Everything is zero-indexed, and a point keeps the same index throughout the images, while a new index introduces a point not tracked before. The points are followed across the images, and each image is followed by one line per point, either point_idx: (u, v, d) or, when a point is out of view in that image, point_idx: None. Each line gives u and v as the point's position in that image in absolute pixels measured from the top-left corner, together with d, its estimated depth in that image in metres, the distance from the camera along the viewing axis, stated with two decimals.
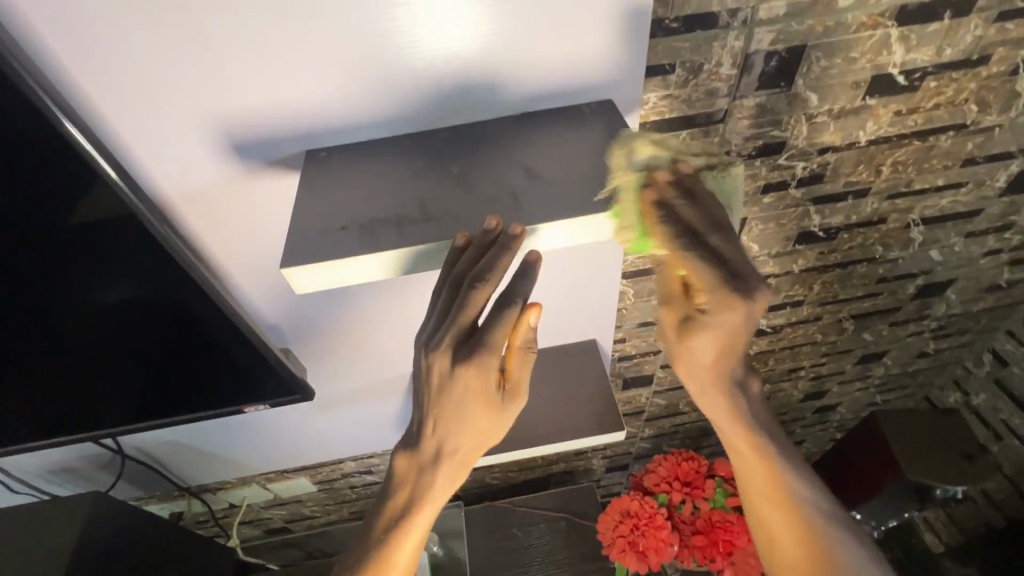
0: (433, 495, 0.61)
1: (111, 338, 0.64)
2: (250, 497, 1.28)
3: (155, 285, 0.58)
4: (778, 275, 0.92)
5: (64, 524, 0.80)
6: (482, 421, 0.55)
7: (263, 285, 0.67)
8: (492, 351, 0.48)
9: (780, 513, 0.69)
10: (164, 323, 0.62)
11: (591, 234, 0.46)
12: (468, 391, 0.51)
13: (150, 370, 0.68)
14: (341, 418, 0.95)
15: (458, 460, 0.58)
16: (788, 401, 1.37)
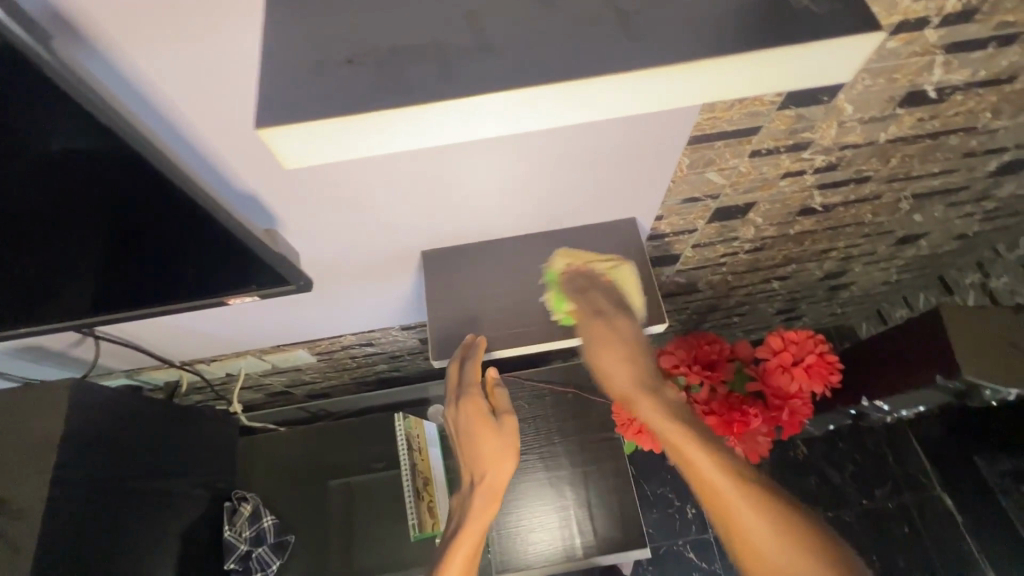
0: (474, 520, 0.74)
1: (28, 219, 0.47)
2: (246, 367, 1.23)
3: (73, 147, 0.40)
4: (858, 146, 0.77)
5: (38, 414, 0.72)
6: (489, 445, 0.76)
7: (230, 146, 0.49)
8: (468, 390, 0.74)
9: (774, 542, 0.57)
10: (99, 198, 0.46)
11: (738, 86, 0.29)
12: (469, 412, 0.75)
13: (96, 254, 0.53)
14: (340, 300, 0.85)
15: (489, 492, 0.76)
16: (806, 280, 1.32)
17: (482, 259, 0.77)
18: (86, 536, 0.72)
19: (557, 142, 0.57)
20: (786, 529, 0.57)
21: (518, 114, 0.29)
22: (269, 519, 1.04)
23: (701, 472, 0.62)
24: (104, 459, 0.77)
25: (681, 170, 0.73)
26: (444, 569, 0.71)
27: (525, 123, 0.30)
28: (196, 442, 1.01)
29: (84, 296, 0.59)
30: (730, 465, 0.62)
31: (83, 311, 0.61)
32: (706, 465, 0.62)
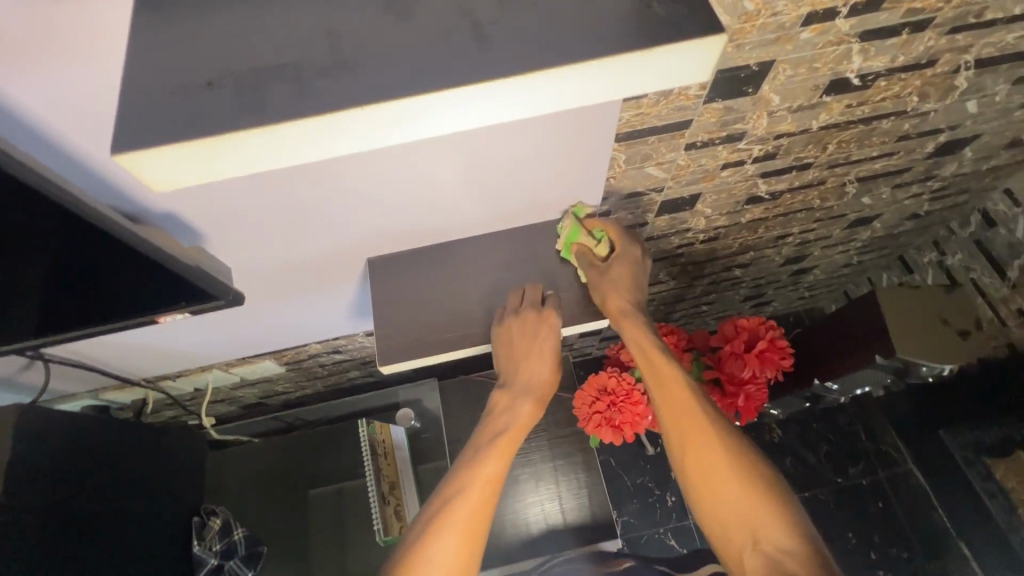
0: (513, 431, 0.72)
1: None
2: (214, 381, 1.23)
3: None
4: (793, 134, 0.78)
5: None
6: (540, 365, 0.74)
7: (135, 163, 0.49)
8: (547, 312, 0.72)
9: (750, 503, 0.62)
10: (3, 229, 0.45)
11: (597, 90, 0.30)
12: (544, 331, 0.72)
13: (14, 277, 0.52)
14: (292, 309, 0.85)
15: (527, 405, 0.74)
16: (768, 266, 1.34)
17: (426, 262, 0.77)
18: (40, 560, 0.72)
19: (473, 143, 0.57)
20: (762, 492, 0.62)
21: (378, 130, 0.29)
22: (240, 531, 1.06)
23: (702, 449, 0.66)
24: (57, 481, 0.77)
25: (619, 166, 0.74)
26: (479, 470, 0.68)
27: (390, 136, 0.30)
28: (158, 460, 1.00)
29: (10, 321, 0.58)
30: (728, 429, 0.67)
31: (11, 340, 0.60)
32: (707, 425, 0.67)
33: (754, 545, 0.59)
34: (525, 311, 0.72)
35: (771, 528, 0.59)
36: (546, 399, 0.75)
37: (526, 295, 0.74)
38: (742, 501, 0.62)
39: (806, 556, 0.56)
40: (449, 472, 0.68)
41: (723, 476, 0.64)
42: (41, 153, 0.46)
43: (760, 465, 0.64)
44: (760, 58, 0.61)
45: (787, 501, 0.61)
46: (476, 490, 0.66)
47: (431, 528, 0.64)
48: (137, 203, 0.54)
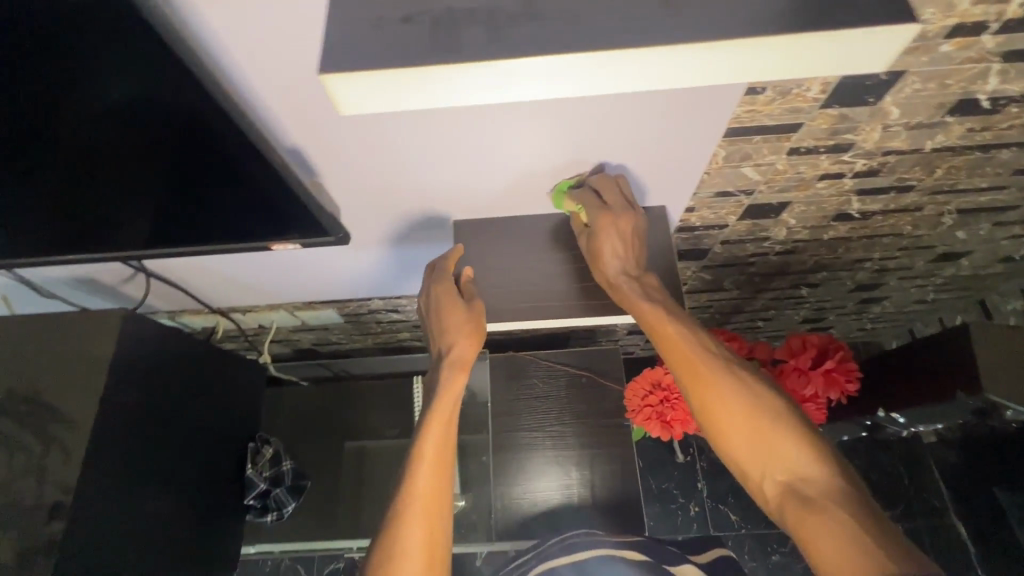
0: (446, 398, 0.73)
1: (105, 163, 0.53)
2: (279, 321, 1.30)
3: (150, 92, 0.46)
4: (903, 153, 0.75)
5: (95, 337, 0.78)
6: (453, 320, 0.75)
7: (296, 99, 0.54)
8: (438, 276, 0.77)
9: (747, 427, 0.63)
10: (174, 145, 0.52)
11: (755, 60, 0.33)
12: (442, 298, 0.76)
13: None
14: (374, 258, 0.90)
15: (453, 363, 0.74)
16: (836, 289, 1.30)
17: (509, 231, 0.81)
18: (127, 451, 0.79)
19: (581, 116, 0.60)
20: (755, 418, 0.63)
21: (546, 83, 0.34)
22: (287, 463, 1.13)
23: (701, 378, 0.67)
24: (145, 386, 0.83)
25: (716, 162, 0.74)
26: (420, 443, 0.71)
27: (559, 84, 0.35)
28: (227, 384, 1.07)
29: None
30: (718, 361, 0.68)
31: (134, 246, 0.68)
32: (693, 349, 0.68)
33: (773, 476, 0.60)
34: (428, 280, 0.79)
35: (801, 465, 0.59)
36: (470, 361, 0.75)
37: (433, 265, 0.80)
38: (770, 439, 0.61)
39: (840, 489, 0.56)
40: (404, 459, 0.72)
41: (721, 404, 0.65)
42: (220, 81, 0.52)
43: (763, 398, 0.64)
44: (891, 67, 0.60)
45: (800, 425, 0.62)
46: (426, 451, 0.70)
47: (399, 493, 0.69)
48: (280, 137, 0.60)
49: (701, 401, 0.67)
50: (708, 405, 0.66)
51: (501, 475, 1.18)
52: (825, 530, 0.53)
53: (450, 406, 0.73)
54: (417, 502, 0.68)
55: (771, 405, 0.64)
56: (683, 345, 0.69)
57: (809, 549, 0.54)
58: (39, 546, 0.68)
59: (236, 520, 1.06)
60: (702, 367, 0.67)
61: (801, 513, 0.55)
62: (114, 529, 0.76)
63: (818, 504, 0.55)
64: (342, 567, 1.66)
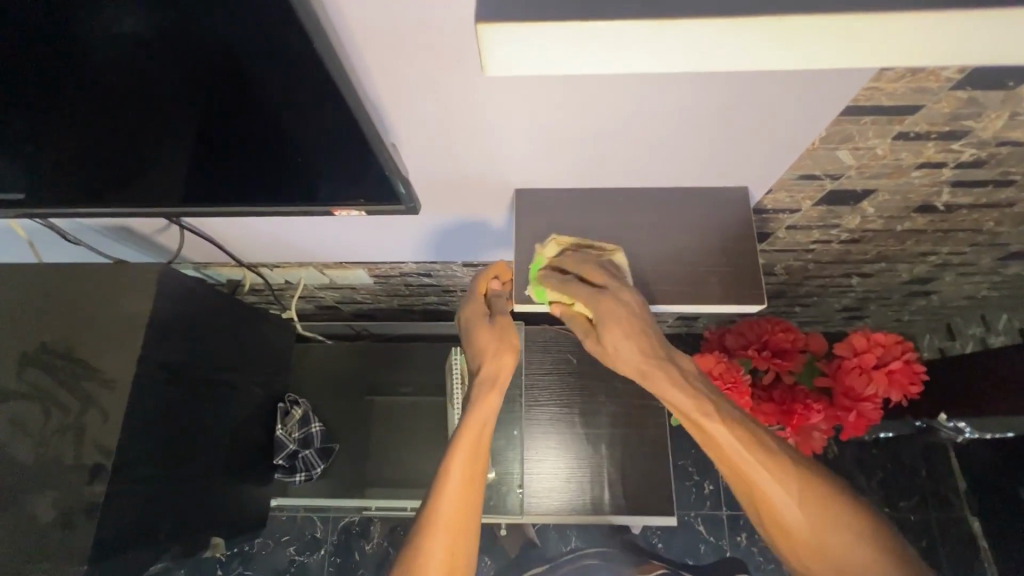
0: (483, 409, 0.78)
1: (183, 104, 0.52)
2: (306, 278, 1.25)
3: (240, 30, 0.43)
4: (1020, 144, 0.68)
5: (131, 291, 0.73)
6: (484, 337, 0.83)
7: (390, 55, 0.49)
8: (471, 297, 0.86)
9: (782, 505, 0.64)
10: (260, 93, 0.50)
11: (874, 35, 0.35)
12: (475, 323, 0.85)
13: (212, 109, 0.53)
14: (424, 224, 0.84)
15: (487, 379, 0.81)
16: (889, 280, 1.24)
17: (577, 204, 0.76)
18: (164, 411, 0.76)
19: (702, 88, 0.53)
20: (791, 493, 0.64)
21: (684, 38, 0.36)
22: (316, 426, 1.09)
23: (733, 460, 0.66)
24: (180, 345, 0.80)
25: (814, 143, 0.67)
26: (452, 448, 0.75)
27: (687, 43, 0.36)
28: (258, 342, 1.04)
29: (185, 153, 0.59)
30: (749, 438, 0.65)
31: (191, 193, 0.66)
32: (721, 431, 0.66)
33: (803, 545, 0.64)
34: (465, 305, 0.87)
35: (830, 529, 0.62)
36: (501, 379, 0.81)
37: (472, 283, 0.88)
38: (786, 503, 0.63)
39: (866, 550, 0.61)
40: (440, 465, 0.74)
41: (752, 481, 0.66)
42: None
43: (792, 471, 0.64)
44: None
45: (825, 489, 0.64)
46: (456, 463, 0.73)
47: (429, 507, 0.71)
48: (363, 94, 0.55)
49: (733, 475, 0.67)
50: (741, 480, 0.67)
51: (527, 448, 1.16)
52: None
53: (486, 415, 0.78)
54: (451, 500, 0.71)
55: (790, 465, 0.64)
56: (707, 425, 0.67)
57: None
58: (80, 506, 0.66)
59: (264, 478, 1.05)
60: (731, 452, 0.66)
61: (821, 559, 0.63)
62: (153, 489, 0.74)
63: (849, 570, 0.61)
64: (356, 520, 1.69)
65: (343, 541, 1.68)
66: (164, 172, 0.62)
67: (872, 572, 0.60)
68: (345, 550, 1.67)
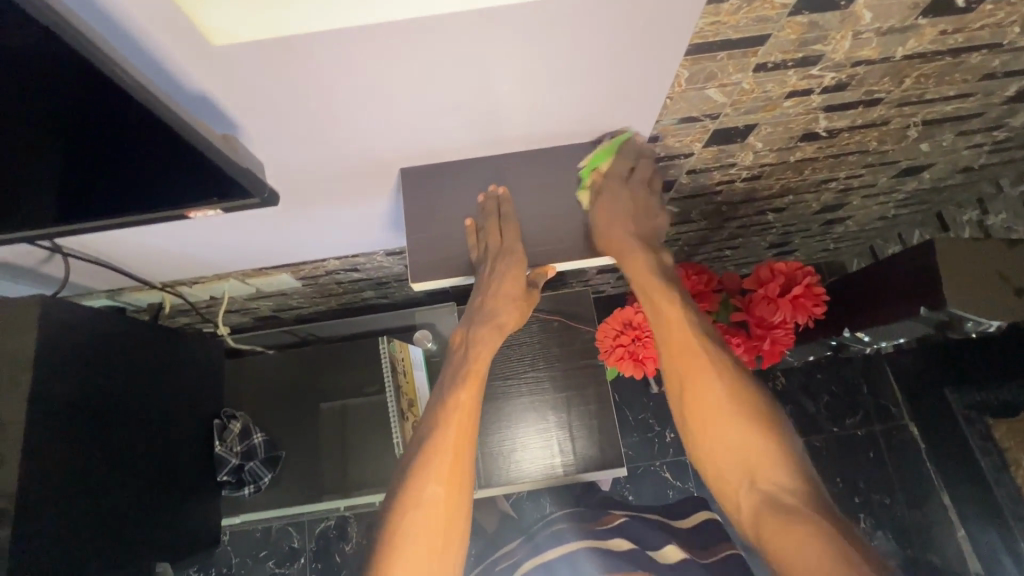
0: (479, 358, 0.80)
1: None
2: (231, 291, 1.21)
3: None
4: (872, 62, 0.71)
5: (12, 330, 0.70)
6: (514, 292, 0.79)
7: (198, 45, 0.48)
8: (508, 245, 0.76)
9: (730, 422, 0.72)
10: (48, 114, 0.45)
11: None
12: (508, 278, 0.76)
13: (53, 151, 0.49)
14: (320, 218, 0.83)
15: (494, 329, 0.81)
16: (803, 212, 1.29)
17: (464, 172, 0.76)
18: (71, 447, 0.73)
19: (530, 37, 0.54)
20: (742, 414, 0.72)
21: None
22: (258, 436, 1.09)
23: (703, 378, 0.75)
24: (81, 376, 0.77)
25: (680, 84, 0.69)
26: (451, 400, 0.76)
27: None
28: (182, 362, 1.01)
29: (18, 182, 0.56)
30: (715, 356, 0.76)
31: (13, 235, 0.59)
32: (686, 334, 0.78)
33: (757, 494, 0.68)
34: (496, 265, 0.76)
35: (768, 465, 0.69)
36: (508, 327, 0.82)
37: (488, 213, 0.76)
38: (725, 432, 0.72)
39: (800, 489, 0.65)
40: (427, 410, 0.78)
41: (710, 388, 0.75)
42: (104, 31, 0.46)
43: (741, 397, 0.73)
44: None
45: (775, 427, 0.71)
46: (454, 416, 0.75)
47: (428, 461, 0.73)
48: (193, 91, 0.54)
49: (696, 397, 0.75)
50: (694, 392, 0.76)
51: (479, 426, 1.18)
52: (802, 539, 0.60)
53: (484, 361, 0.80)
54: (447, 438, 0.73)
55: (773, 419, 0.72)
56: (690, 344, 0.77)
57: (776, 555, 0.62)
58: None
59: (211, 497, 1.04)
60: (711, 373, 0.75)
61: (776, 519, 0.64)
62: (73, 525, 0.72)
63: (790, 515, 0.63)
64: (332, 524, 1.69)
65: (322, 546, 1.67)
66: (30, 229, 0.58)
67: (811, 521, 0.61)
68: (326, 554, 1.67)
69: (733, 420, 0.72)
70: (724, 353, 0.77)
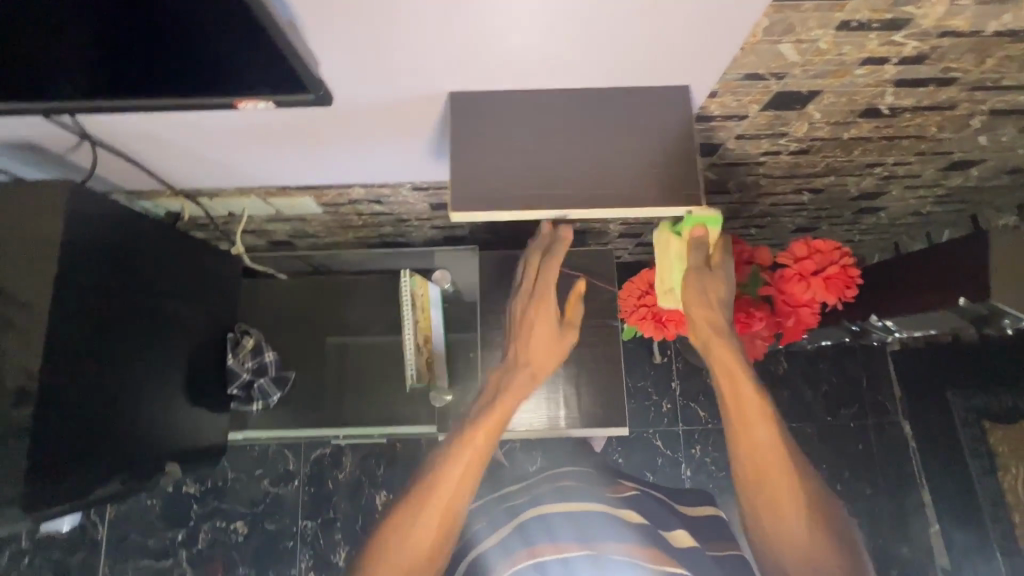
0: (513, 393, 0.81)
1: None
2: (250, 209, 1.19)
3: None
4: (959, 36, 0.67)
5: (41, 213, 0.69)
6: (547, 338, 0.90)
7: None
8: (535, 291, 0.93)
9: (792, 510, 0.64)
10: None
11: None
12: (537, 321, 0.90)
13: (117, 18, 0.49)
14: (358, 138, 0.80)
15: (528, 374, 0.85)
16: (838, 197, 1.26)
17: (516, 105, 0.70)
18: (92, 339, 0.73)
19: None
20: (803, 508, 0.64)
21: None
22: (270, 354, 1.07)
23: (769, 453, 0.67)
24: (101, 270, 0.75)
25: (757, 34, 0.65)
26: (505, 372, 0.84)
27: None
28: (201, 273, 1.00)
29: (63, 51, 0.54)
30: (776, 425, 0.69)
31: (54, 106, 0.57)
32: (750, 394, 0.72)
33: None
34: (523, 303, 0.93)
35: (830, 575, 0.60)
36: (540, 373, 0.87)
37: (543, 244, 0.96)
38: (801, 549, 0.62)
39: None
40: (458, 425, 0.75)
41: (771, 464, 0.66)
42: None
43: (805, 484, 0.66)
44: None
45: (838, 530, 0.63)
46: (485, 420, 0.74)
47: (454, 445, 0.71)
48: None
49: (762, 475, 0.66)
50: (756, 464, 0.67)
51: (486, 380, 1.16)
52: None
53: (524, 377, 0.84)
54: (474, 450, 0.71)
55: (834, 521, 0.64)
56: (756, 408, 0.70)
57: None
58: (10, 430, 0.64)
59: (220, 409, 1.05)
60: (777, 450, 0.67)
61: None
62: (91, 415, 0.72)
63: None
64: (328, 452, 1.74)
65: (316, 472, 1.73)
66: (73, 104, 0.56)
67: None
68: (319, 479, 1.72)
69: (794, 506, 0.64)
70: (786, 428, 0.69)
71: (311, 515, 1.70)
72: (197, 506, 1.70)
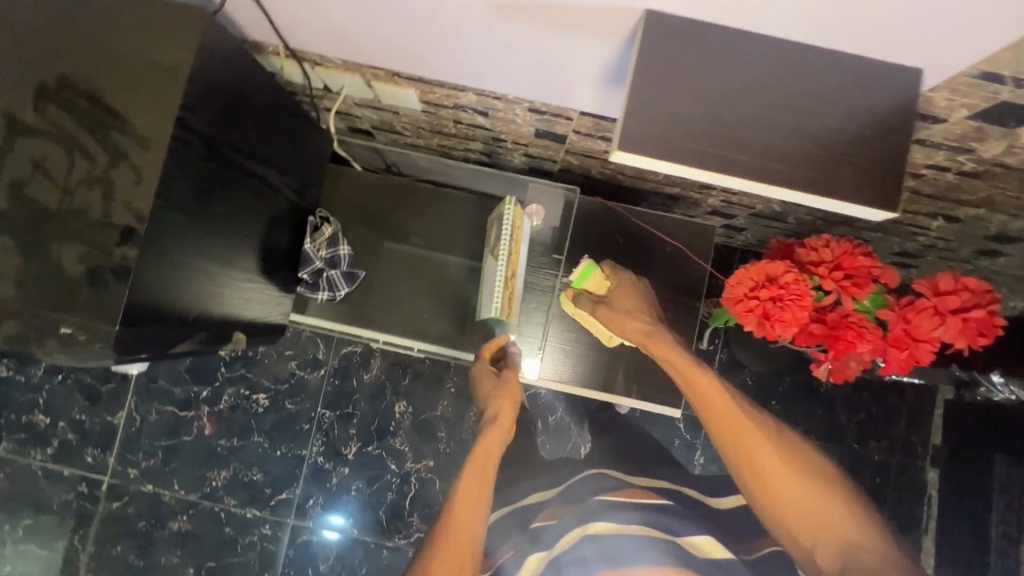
0: (502, 413, 0.93)
1: None
2: (349, 88, 1.10)
3: None
4: None
5: (170, 38, 0.62)
6: (506, 394, 0.96)
7: None
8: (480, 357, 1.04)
9: (791, 475, 0.73)
10: None
11: None
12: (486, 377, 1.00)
13: None
14: (517, 35, 0.70)
15: (502, 411, 0.94)
16: (971, 231, 1.15)
17: (715, 45, 0.61)
18: (196, 190, 0.68)
19: None
20: (798, 473, 0.73)
21: None
22: (345, 248, 1.04)
23: (759, 445, 0.75)
24: (216, 119, 0.69)
25: None
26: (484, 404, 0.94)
27: None
28: (297, 144, 0.93)
29: None
30: (754, 414, 0.78)
31: None
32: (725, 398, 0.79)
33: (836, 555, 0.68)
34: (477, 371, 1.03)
35: (841, 524, 0.70)
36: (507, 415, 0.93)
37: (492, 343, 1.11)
38: (814, 510, 0.70)
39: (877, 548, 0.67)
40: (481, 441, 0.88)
41: (762, 450, 0.75)
42: None
43: (790, 451, 0.75)
44: None
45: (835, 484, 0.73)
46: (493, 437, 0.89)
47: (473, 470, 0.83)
48: None
49: (758, 463, 0.74)
50: (746, 452, 0.75)
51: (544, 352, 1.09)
52: None
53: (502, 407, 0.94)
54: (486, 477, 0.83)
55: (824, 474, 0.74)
56: (736, 411, 0.78)
57: None
58: (109, 264, 0.60)
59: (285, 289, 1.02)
60: (759, 434, 0.76)
61: None
62: (181, 268, 0.69)
63: None
64: (358, 351, 1.75)
65: (343, 367, 1.74)
66: None
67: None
68: (345, 374, 1.74)
69: (790, 476, 0.73)
70: (764, 417, 0.79)
71: (330, 405, 1.73)
72: (225, 370, 1.74)
